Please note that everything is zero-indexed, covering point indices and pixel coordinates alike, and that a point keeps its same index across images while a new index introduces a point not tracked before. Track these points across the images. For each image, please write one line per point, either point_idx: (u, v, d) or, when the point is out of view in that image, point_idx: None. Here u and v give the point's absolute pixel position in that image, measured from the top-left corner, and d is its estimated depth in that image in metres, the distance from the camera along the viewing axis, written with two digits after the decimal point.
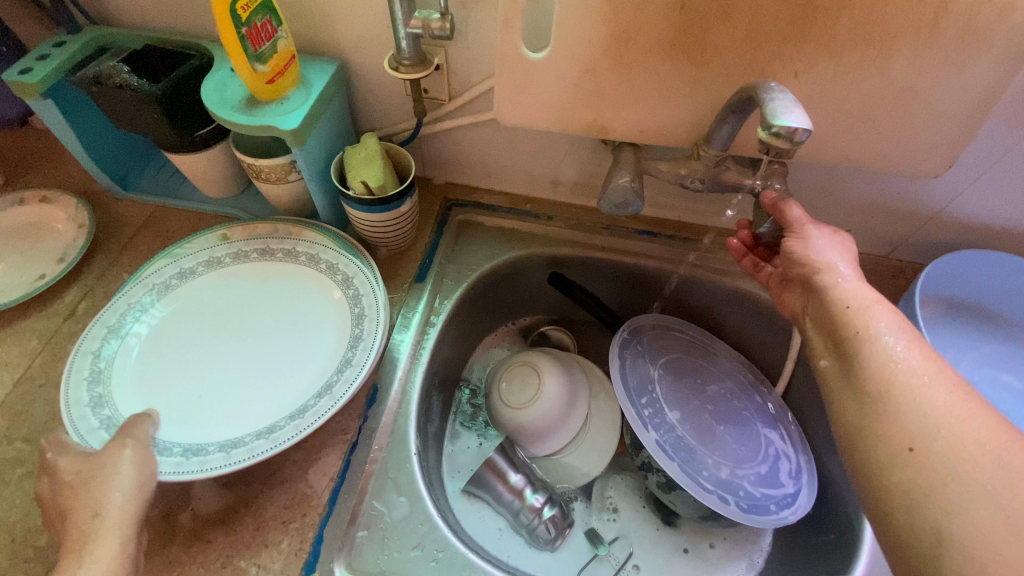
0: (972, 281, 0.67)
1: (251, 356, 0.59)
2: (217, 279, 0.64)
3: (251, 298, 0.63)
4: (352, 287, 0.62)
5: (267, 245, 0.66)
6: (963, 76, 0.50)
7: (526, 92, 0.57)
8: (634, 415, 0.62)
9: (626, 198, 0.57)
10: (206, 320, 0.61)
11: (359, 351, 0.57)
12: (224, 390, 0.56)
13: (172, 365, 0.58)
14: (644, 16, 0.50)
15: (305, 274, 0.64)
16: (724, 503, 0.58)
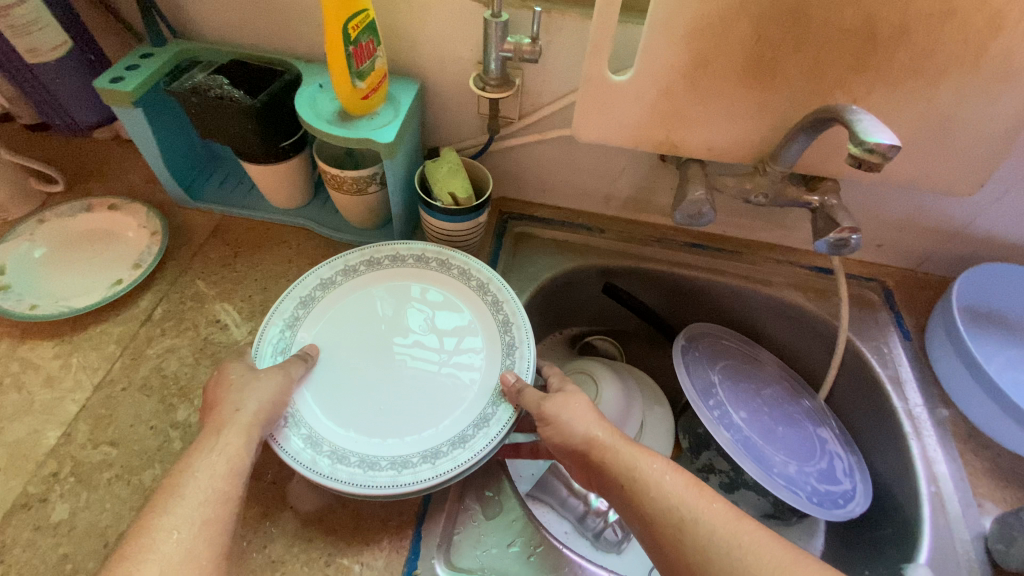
0: (998, 291, 0.73)
1: (410, 365, 0.60)
2: (355, 287, 0.64)
3: (392, 305, 0.64)
4: (490, 293, 0.63)
5: (397, 250, 0.66)
6: (1001, 104, 0.56)
7: (604, 111, 0.61)
8: (705, 418, 0.65)
9: (701, 208, 0.61)
10: (356, 330, 0.62)
11: (516, 358, 0.59)
12: (401, 400, 0.57)
13: (344, 379, 0.58)
14: (722, 45, 0.55)
15: (439, 280, 0.65)
16: (797, 497, 0.61)
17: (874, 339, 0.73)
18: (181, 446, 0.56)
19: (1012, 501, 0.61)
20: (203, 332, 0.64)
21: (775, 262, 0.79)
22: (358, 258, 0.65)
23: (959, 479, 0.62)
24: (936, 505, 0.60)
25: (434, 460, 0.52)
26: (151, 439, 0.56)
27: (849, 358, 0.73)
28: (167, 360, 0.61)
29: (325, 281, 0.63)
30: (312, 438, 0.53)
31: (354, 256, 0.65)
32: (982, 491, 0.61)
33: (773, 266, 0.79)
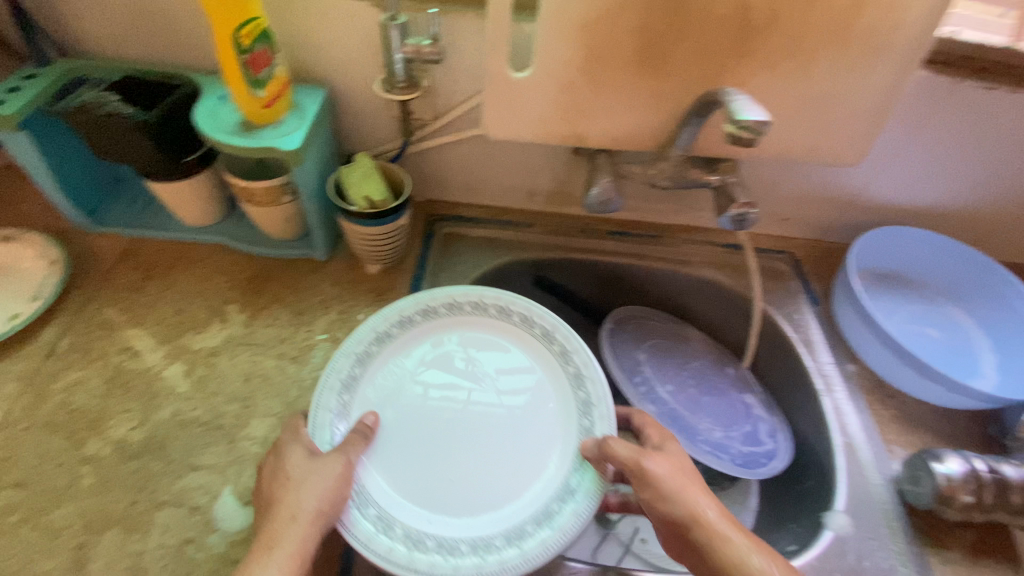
0: (892, 253, 0.80)
1: (482, 424, 0.60)
2: (411, 344, 0.63)
3: (466, 365, 0.63)
4: (556, 342, 0.61)
5: (453, 298, 0.64)
6: (870, 79, 0.61)
7: (511, 107, 0.63)
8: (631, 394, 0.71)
9: (609, 195, 0.63)
10: (408, 396, 0.60)
11: (595, 416, 0.57)
12: (477, 470, 0.57)
13: (400, 451, 0.57)
14: (613, 38, 0.57)
15: (511, 330, 0.64)
16: (718, 459, 0.67)
17: (788, 308, 0.77)
18: (93, 481, 0.53)
19: (916, 443, 0.66)
20: (112, 361, 0.61)
21: (693, 243, 0.83)
22: (393, 317, 0.62)
23: (868, 429, 0.66)
24: (849, 454, 0.64)
25: (518, 542, 0.52)
26: (59, 478, 0.53)
27: (767, 328, 0.78)
28: (74, 393, 0.58)
29: (380, 335, 0.61)
30: (386, 520, 0.52)
31: (390, 316, 0.61)
32: (891, 437, 0.66)
33: (691, 248, 0.83)
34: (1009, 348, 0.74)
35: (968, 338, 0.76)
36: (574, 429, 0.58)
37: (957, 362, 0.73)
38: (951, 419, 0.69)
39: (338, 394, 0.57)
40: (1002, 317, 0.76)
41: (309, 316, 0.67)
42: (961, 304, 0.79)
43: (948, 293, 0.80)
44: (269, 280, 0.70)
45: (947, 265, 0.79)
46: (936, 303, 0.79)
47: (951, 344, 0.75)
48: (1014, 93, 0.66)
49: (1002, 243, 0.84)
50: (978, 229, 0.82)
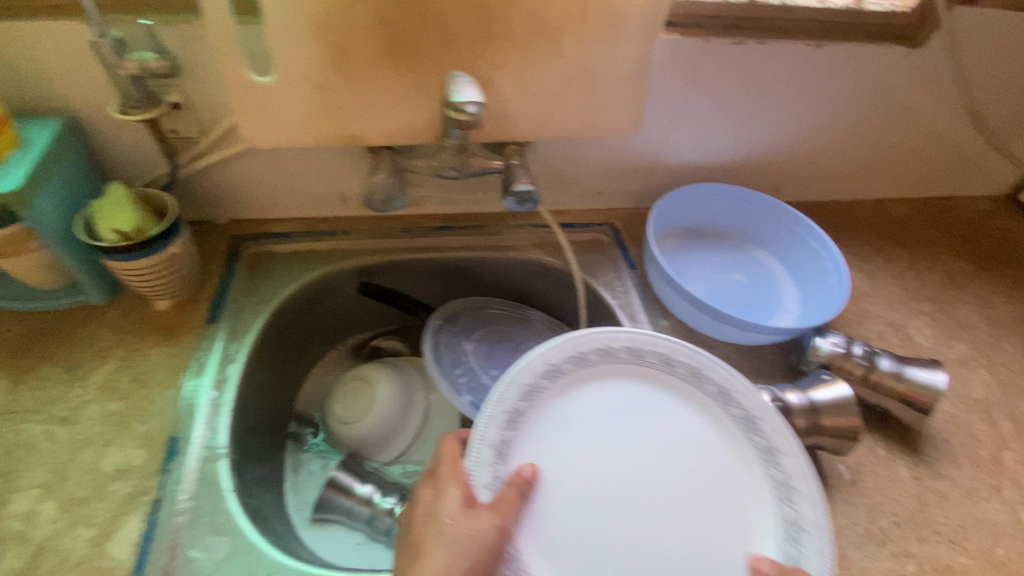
0: (690, 212, 0.86)
1: (681, 482, 0.55)
2: (584, 390, 0.58)
3: (635, 414, 0.58)
4: (732, 398, 0.58)
5: (601, 341, 0.59)
6: (620, 49, 0.63)
7: (266, 115, 0.59)
8: (448, 386, 0.66)
9: (387, 193, 0.61)
10: (596, 440, 0.56)
11: (802, 501, 0.53)
12: (665, 539, 0.52)
13: (575, 522, 0.52)
14: (349, 31, 0.55)
15: (658, 379, 0.60)
16: None
17: (606, 276, 0.81)
18: None
19: None
20: None
21: (517, 228, 0.84)
22: (530, 372, 0.55)
23: None
24: None
25: None
26: None
27: (592, 298, 0.81)
28: None
29: (551, 368, 0.57)
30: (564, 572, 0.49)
31: (535, 362, 0.56)
32: None
33: (515, 232, 0.84)
34: (803, 274, 0.82)
35: (769, 274, 0.83)
36: (758, 469, 0.55)
37: (763, 300, 0.79)
38: (758, 356, 0.73)
39: (487, 449, 0.51)
40: (793, 247, 0.83)
41: (86, 370, 0.62)
42: (761, 245, 0.86)
43: (749, 237, 0.87)
44: (41, 336, 0.64)
45: (739, 210, 0.86)
46: (740, 248, 0.86)
47: (754, 284, 0.81)
48: (761, 44, 0.71)
49: (795, 182, 0.93)
50: (772, 176, 0.91)
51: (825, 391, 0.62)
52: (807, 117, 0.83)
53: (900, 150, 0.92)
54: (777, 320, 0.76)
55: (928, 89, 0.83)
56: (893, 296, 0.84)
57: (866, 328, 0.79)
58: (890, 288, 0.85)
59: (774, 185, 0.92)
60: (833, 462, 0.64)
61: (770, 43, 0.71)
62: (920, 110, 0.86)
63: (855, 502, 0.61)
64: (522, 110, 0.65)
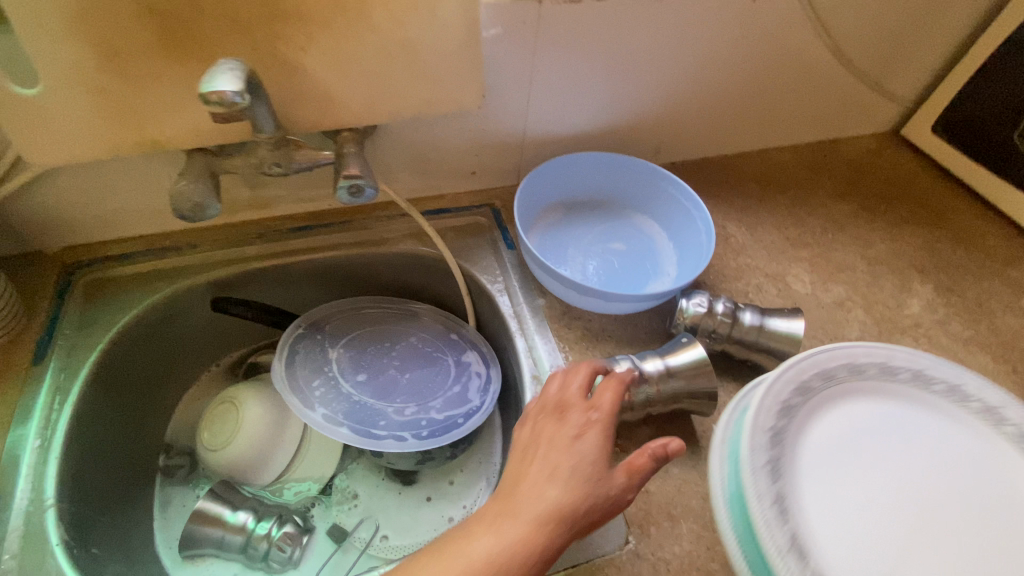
0: (567, 181, 0.84)
1: (962, 484, 0.51)
2: (821, 426, 0.53)
3: (885, 433, 0.53)
4: (964, 395, 0.55)
5: (820, 367, 0.55)
6: (439, 18, 0.59)
7: (45, 129, 0.53)
8: (298, 401, 0.65)
9: (196, 199, 0.55)
10: (868, 471, 0.51)
11: (1013, 415, 0.54)
12: (999, 550, 0.48)
13: (902, 531, 0.48)
14: (117, 27, 0.50)
15: (886, 390, 0.56)
16: (400, 441, 0.65)
17: (483, 261, 0.78)
18: None
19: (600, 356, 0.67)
20: None
21: (388, 219, 0.80)
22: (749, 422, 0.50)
23: (553, 357, 0.67)
24: (536, 388, 0.64)
25: None
26: None
27: (470, 284, 0.78)
28: None
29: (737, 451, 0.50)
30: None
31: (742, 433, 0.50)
32: (574, 358, 0.67)
33: (386, 224, 0.80)
34: (679, 236, 0.81)
35: (649, 239, 0.82)
36: (991, 434, 0.54)
37: (639, 268, 0.79)
38: (635, 323, 0.71)
39: (755, 501, 0.46)
40: (669, 209, 0.83)
41: None
42: (642, 210, 0.85)
43: (629, 203, 0.85)
44: None
45: (616, 176, 0.84)
46: (622, 214, 0.85)
47: (631, 252, 0.81)
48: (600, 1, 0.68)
49: (675, 140, 0.91)
50: (651, 138, 0.89)
51: (684, 356, 0.61)
52: (670, 74, 0.81)
53: (775, 98, 0.91)
54: (650, 288, 0.76)
55: (787, 32, 0.82)
56: (774, 246, 0.84)
57: (746, 282, 0.78)
58: (771, 238, 0.85)
59: (654, 147, 0.91)
60: (708, 423, 0.63)
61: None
62: (784, 55, 0.85)
63: None
64: (345, 94, 0.61)
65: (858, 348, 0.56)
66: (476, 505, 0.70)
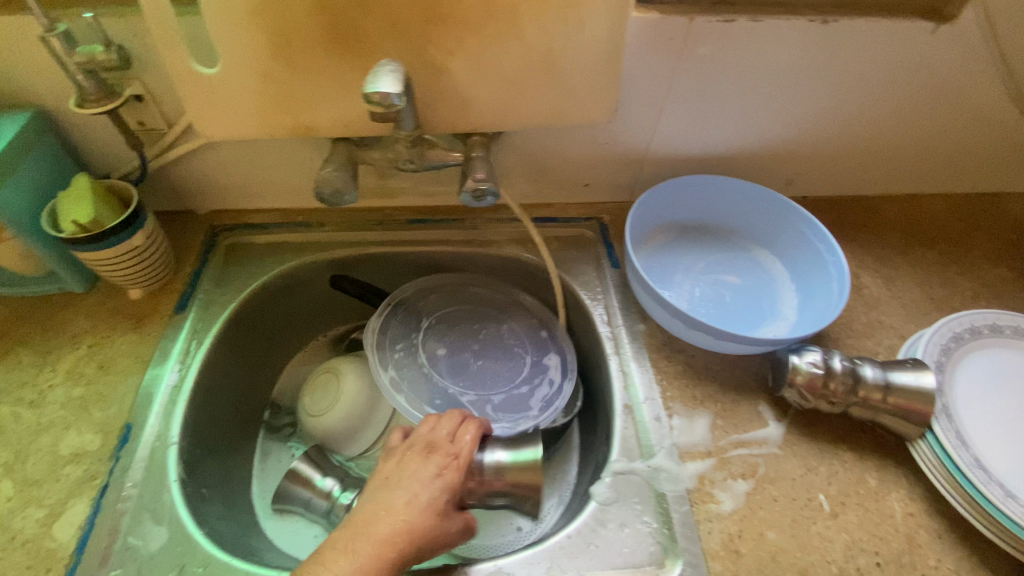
0: (687, 204, 0.80)
1: None
2: (960, 374, 0.64)
3: (1012, 379, 0.65)
4: None
5: (954, 330, 0.66)
6: (586, 29, 0.58)
7: (217, 105, 0.58)
8: (388, 381, 0.68)
9: (336, 186, 0.58)
10: (1010, 406, 0.63)
11: None
12: None
13: None
14: (292, 21, 0.53)
15: (1005, 347, 0.67)
16: None
17: (585, 275, 0.76)
18: None
19: (699, 396, 0.64)
20: None
21: (497, 221, 0.81)
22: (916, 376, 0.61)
23: (649, 388, 0.64)
24: (626, 417, 0.62)
25: None
26: None
27: (569, 298, 0.77)
28: None
29: None
30: None
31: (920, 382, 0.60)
32: (671, 394, 0.64)
33: (494, 226, 0.81)
34: (806, 280, 0.75)
35: (767, 277, 0.77)
36: None
37: (754, 307, 0.73)
38: (743, 367, 0.67)
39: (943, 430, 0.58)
40: (798, 247, 0.76)
41: (57, 355, 0.63)
42: (764, 244, 0.79)
43: (749, 235, 0.80)
44: (20, 321, 0.66)
45: (740, 204, 0.79)
46: (740, 246, 0.80)
47: (747, 288, 0.76)
48: (755, 22, 0.64)
49: (812, 174, 0.85)
50: (784, 169, 0.83)
51: (525, 451, 0.59)
52: (819, 103, 0.74)
53: (936, 140, 0.81)
54: (764, 330, 0.71)
55: (967, 68, 0.72)
56: (912, 305, 0.75)
57: (877, 341, 0.71)
58: (910, 296, 0.76)
59: (786, 178, 0.85)
60: (814, 492, 0.58)
61: (764, 20, 0.64)
62: (961, 92, 0.75)
63: (834, 535, 0.55)
64: (483, 98, 0.62)
65: (969, 315, 0.68)
66: (549, 519, 0.69)
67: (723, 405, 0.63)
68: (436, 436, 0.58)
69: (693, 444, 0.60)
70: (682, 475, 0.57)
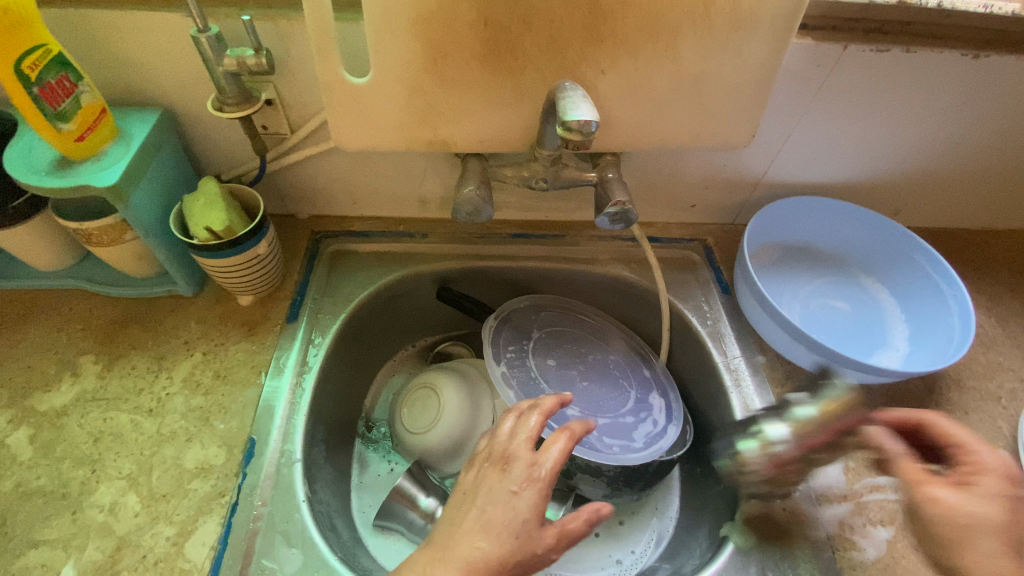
0: (796, 225, 0.78)
1: None
2: None
3: None
4: None
5: None
6: (744, 54, 0.55)
7: (358, 114, 0.57)
8: (499, 374, 0.66)
9: (477, 206, 0.58)
10: None
11: None
12: None
13: None
14: (452, 32, 0.51)
15: None
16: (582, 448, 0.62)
17: (694, 299, 0.75)
18: None
19: None
20: None
21: (599, 239, 0.78)
22: None
23: None
24: None
25: None
26: None
27: (677, 322, 0.75)
28: None
29: None
30: None
31: None
32: None
33: (597, 244, 0.78)
34: (920, 314, 0.72)
35: (877, 305, 0.74)
36: None
37: (866, 335, 0.71)
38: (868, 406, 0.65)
39: None
40: (912, 281, 0.74)
41: (171, 361, 0.62)
42: (872, 273, 0.77)
43: (858, 262, 0.78)
44: (129, 324, 0.64)
45: (850, 229, 0.77)
46: (846, 271, 0.77)
47: (857, 316, 0.73)
48: (907, 53, 0.61)
49: (919, 206, 0.82)
50: (892, 201, 0.81)
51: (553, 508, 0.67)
52: (950, 138, 0.71)
53: None
54: (876, 359, 0.68)
55: None
56: None
57: (999, 384, 0.69)
58: None
59: (894, 209, 0.82)
60: None
61: (917, 51, 0.61)
62: None
63: None
64: (624, 118, 0.60)
65: None
66: (646, 555, 0.68)
67: (853, 446, 0.62)
68: (517, 443, 0.50)
69: (828, 487, 0.58)
70: (821, 521, 0.56)
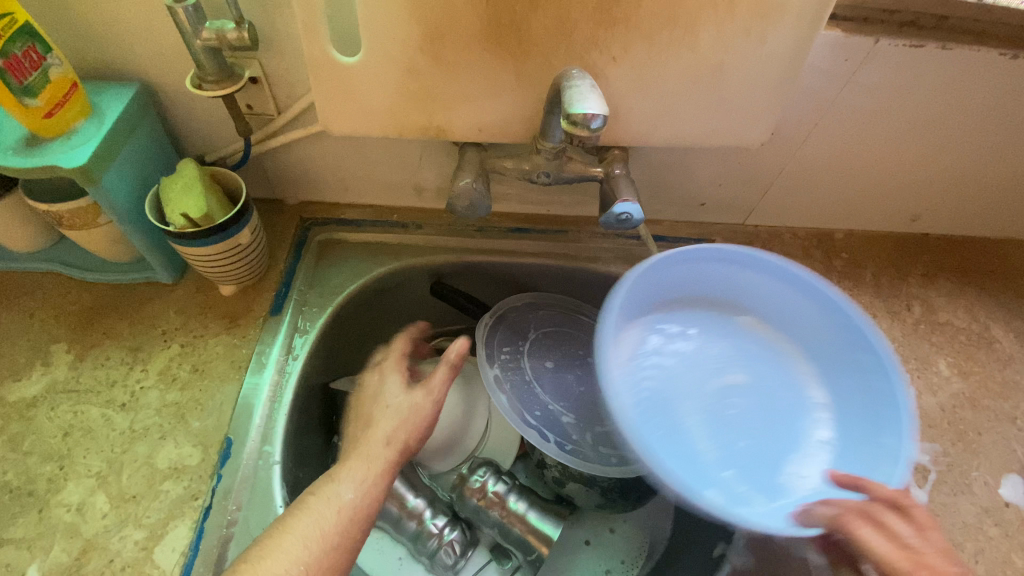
0: (704, 284, 0.58)
1: None
2: None
3: None
4: None
5: None
6: (768, 46, 0.51)
7: (347, 97, 0.53)
8: (490, 377, 0.63)
9: (472, 199, 0.55)
10: None
11: None
12: None
13: None
14: (450, 10, 0.47)
15: None
16: (579, 458, 0.60)
17: None
18: None
19: None
20: None
21: (601, 236, 0.75)
22: None
23: None
24: None
25: None
26: None
27: None
28: None
29: None
30: None
31: None
32: None
33: (600, 241, 0.74)
34: (845, 415, 0.52)
35: (787, 389, 0.55)
36: None
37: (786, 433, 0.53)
38: None
39: None
40: (841, 349, 0.54)
41: (148, 352, 0.59)
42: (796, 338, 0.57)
43: (774, 320, 0.58)
44: (106, 311, 0.61)
45: (781, 290, 0.57)
46: (749, 335, 0.58)
47: (717, 427, 0.52)
48: (943, 49, 0.57)
49: (942, 210, 0.77)
50: (913, 205, 0.76)
51: (547, 523, 0.61)
52: (980, 142, 0.67)
53: None
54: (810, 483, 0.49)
55: None
56: None
57: (1015, 405, 0.66)
58: None
59: (913, 214, 0.78)
60: None
61: (953, 48, 0.57)
62: None
63: None
64: (633, 110, 0.55)
65: None
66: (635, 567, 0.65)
67: None
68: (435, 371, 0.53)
69: None
70: None
